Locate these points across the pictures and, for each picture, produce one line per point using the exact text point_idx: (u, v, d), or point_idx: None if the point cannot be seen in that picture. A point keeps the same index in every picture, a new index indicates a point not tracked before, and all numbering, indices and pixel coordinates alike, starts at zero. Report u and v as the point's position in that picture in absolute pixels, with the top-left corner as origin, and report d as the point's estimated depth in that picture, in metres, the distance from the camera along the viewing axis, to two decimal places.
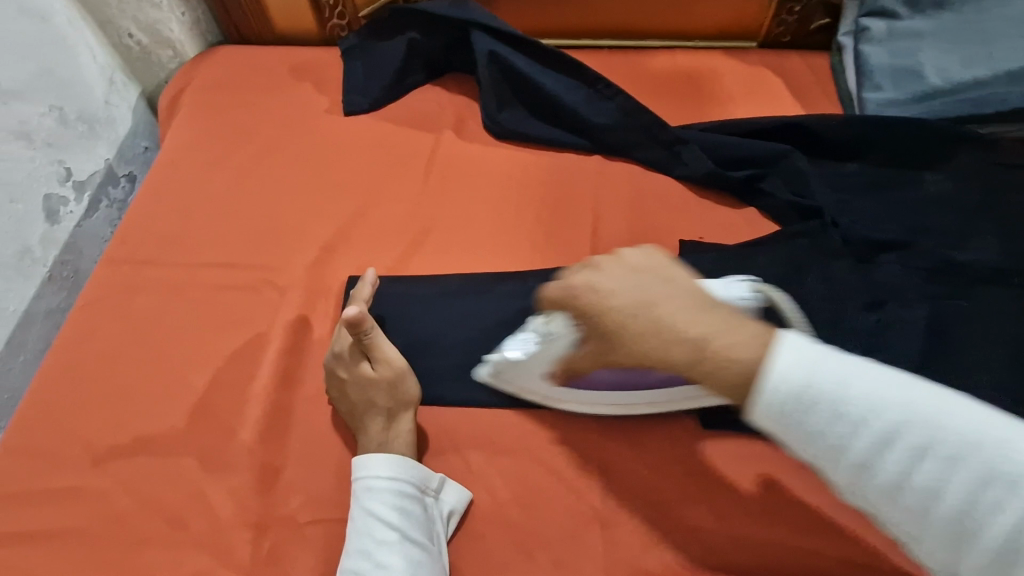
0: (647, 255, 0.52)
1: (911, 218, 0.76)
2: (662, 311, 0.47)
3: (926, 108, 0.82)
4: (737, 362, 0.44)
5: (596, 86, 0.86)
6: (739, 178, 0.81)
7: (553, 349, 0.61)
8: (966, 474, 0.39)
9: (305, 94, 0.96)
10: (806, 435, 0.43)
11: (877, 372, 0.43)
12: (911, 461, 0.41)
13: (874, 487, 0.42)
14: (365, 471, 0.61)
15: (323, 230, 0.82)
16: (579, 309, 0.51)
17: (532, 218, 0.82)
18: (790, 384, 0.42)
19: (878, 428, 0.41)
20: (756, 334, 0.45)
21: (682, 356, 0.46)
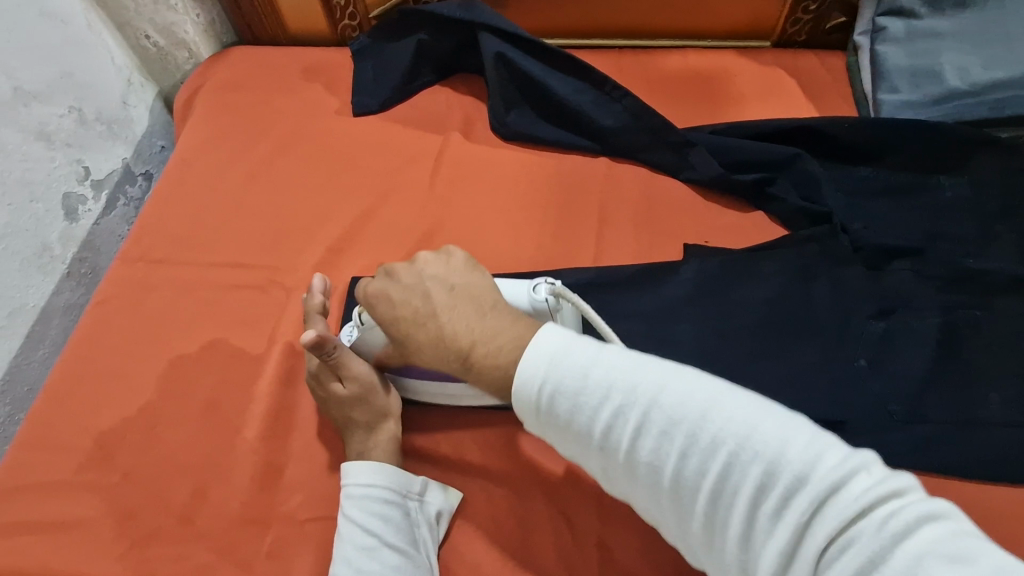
0: (446, 260, 0.59)
1: (927, 224, 0.74)
2: (435, 320, 0.55)
3: (943, 110, 0.80)
4: (494, 365, 0.51)
5: (605, 88, 0.85)
6: (748, 182, 0.79)
7: (370, 341, 0.66)
8: (690, 447, 0.42)
9: (315, 95, 0.97)
10: (565, 424, 0.47)
11: (628, 363, 0.46)
12: (659, 444, 0.43)
13: (633, 471, 0.45)
14: (349, 480, 0.61)
15: (330, 231, 0.83)
16: (380, 318, 0.58)
17: (537, 221, 0.82)
18: (534, 374, 0.47)
19: (631, 414, 0.44)
20: (516, 339, 0.51)
21: (452, 360, 0.54)
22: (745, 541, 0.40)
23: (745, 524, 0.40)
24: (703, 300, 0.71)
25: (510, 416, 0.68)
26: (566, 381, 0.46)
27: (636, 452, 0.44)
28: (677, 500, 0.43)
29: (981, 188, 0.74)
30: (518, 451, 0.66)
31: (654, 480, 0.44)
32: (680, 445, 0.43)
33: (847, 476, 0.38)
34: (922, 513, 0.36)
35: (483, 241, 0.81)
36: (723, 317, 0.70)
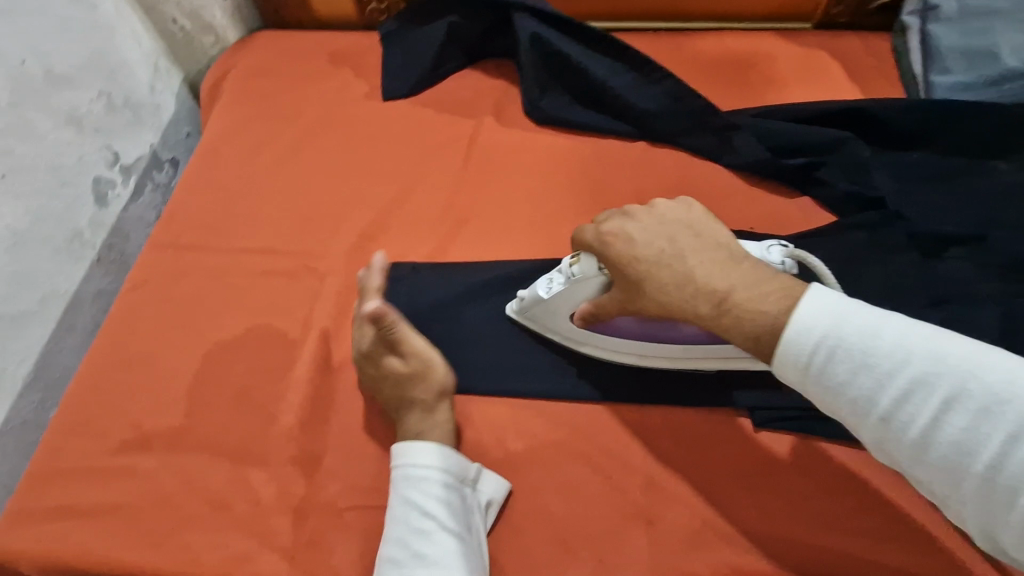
0: (687, 210, 0.57)
1: (983, 211, 0.71)
2: (688, 262, 0.53)
3: (999, 92, 0.77)
4: (757, 313, 0.49)
5: (644, 70, 0.82)
6: (794, 167, 0.77)
7: (582, 292, 0.62)
8: (997, 430, 0.39)
9: (344, 80, 0.95)
10: (842, 390, 0.44)
11: (912, 332, 0.43)
12: (950, 422, 0.40)
13: (913, 448, 0.42)
14: (405, 460, 0.60)
15: (362, 217, 0.82)
16: (611, 259, 0.57)
17: (574, 206, 0.80)
18: (808, 334, 0.45)
19: (922, 386, 0.41)
20: (782, 287, 0.49)
21: (705, 302, 0.51)
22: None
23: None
24: None
25: (554, 404, 0.67)
26: (853, 343, 0.44)
27: (938, 429, 0.41)
28: (993, 489, 0.39)
29: None
30: (563, 441, 0.65)
31: (958, 463, 0.40)
32: (1002, 430, 0.39)
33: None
34: None
35: (519, 228, 0.80)
36: None
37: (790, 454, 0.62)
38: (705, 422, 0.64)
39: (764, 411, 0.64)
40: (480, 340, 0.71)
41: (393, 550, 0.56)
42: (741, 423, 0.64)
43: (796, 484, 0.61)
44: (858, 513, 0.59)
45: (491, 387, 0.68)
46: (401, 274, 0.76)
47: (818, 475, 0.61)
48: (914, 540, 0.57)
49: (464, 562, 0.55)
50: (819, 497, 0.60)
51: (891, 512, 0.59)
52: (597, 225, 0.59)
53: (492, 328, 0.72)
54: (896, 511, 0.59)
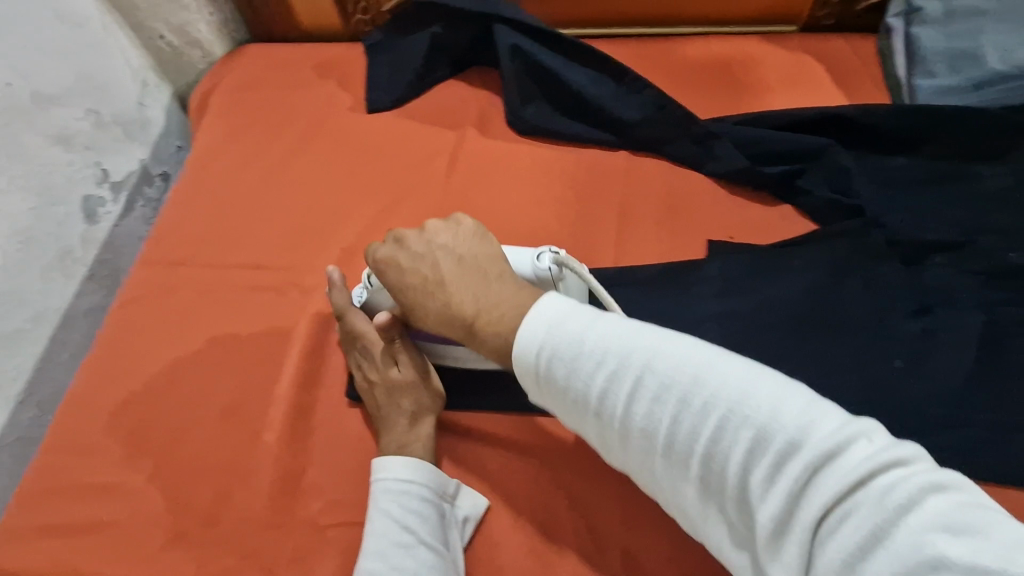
0: (455, 228, 0.61)
1: (967, 217, 0.70)
2: (439, 286, 0.58)
3: (983, 96, 0.76)
4: (496, 333, 0.53)
5: (625, 79, 0.82)
6: (774, 175, 0.76)
7: (382, 300, 0.69)
8: (679, 411, 0.43)
9: (329, 92, 0.95)
10: (564, 391, 0.47)
11: (612, 326, 0.47)
12: (649, 408, 0.44)
13: (626, 436, 0.45)
14: (385, 473, 0.61)
15: (347, 231, 0.82)
16: (387, 282, 0.62)
17: (556, 217, 0.80)
18: (531, 341, 0.48)
19: (624, 377, 0.45)
20: (516, 306, 0.54)
21: (459, 328, 0.57)
22: (741, 503, 0.41)
23: (741, 486, 0.40)
24: (730, 300, 0.68)
25: (532, 419, 0.66)
26: (562, 346, 0.47)
27: (631, 418, 0.45)
28: (673, 467, 0.44)
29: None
30: (539, 458, 0.64)
31: (649, 446, 0.44)
32: (685, 411, 0.43)
33: (851, 441, 0.37)
34: (923, 483, 0.35)
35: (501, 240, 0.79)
36: (750, 314, 0.67)
37: None
38: None
39: None
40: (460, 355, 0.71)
41: (367, 563, 0.57)
42: None
43: None
44: None
45: (470, 402, 0.68)
46: None
47: None
48: None
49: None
50: None
51: None
52: (376, 248, 0.64)
53: None
54: None
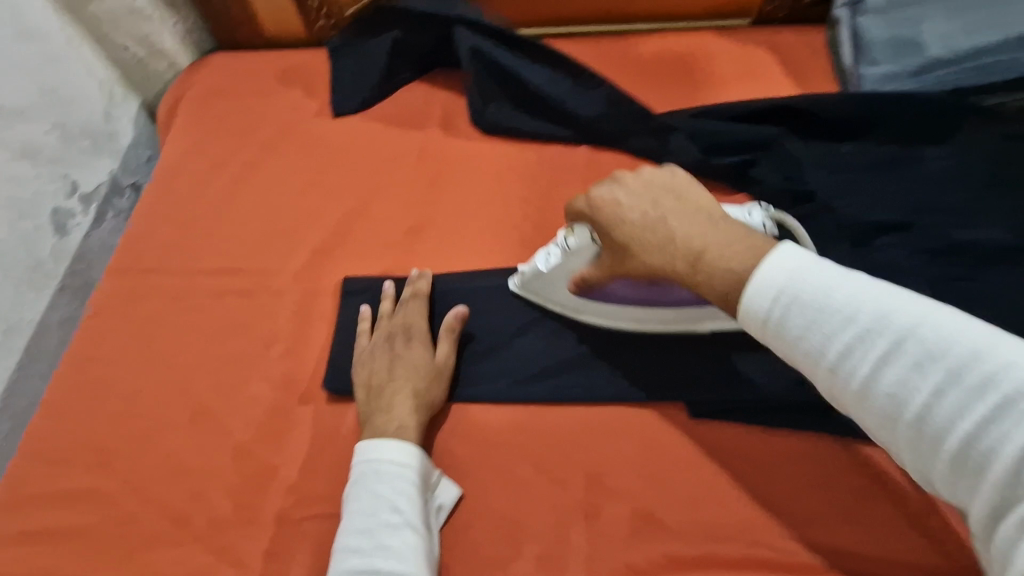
0: (671, 174, 0.59)
1: (913, 199, 0.73)
2: (662, 222, 0.56)
3: (925, 82, 0.79)
4: (727, 272, 0.50)
5: (581, 78, 0.84)
6: (728, 165, 0.78)
7: (575, 262, 0.66)
8: (932, 377, 0.40)
9: (296, 99, 0.97)
10: (796, 345, 0.46)
11: (875, 287, 0.44)
12: (894, 371, 0.42)
13: (863, 399, 0.43)
14: (375, 454, 0.62)
15: (316, 237, 0.81)
16: (599, 221, 0.61)
17: (521, 213, 0.82)
18: (765, 292, 0.47)
19: (875, 336, 0.43)
20: (755, 245, 0.51)
21: (682, 262, 0.54)
22: (1003, 492, 0.37)
23: (1008, 468, 0.37)
24: None
25: (501, 408, 0.69)
26: (806, 300, 0.45)
27: (876, 380, 0.42)
28: (919, 436, 0.41)
29: (965, 158, 0.74)
30: (510, 445, 0.66)
31: (895, 412, 0.42)
32: (943, 377, 0.40)
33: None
34: None
35: (469, 237, 0.81)
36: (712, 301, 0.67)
37: (727, 442, 0.64)
38: (648, 420, 0.66)
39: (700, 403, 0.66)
40: None
41: (350, 539, 0.58)
42: (679, 415, 0.66)
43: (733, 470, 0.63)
44: (792, 492, 0.61)
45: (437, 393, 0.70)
46: (355, 288, 0.76)
47: (755, 464, 0.63)
48: (847, 520, 0.60)
49: (418, 554, 0.57)
50: (756, 483, 0.62)
51: (823, 495, 0.61)
52: (588, 193, 0.62)
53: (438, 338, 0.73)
54: (827, 492, 0.61)
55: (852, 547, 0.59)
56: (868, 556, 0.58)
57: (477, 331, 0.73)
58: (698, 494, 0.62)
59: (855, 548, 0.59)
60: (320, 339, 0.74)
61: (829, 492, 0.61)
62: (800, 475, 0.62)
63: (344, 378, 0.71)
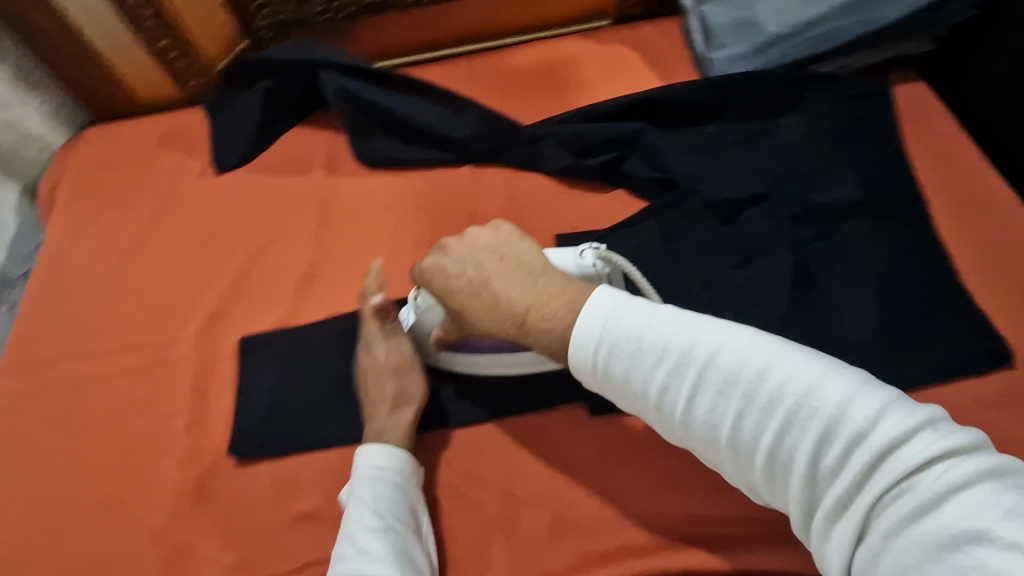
0: (495, 233, 0.63)
1: (773, 168, 0.78)
2: (487, 287, 0.60)
3: (768, 58, 0.83)
4: (551, 328, 0.56)
5: (449, 101, 0.85)
6: (598, 164, 0.81)
7: (432, 319, 0.68)
8: (735, 401, 0.48)
9: (177, 162, 0.95)
10: (626, 388, 0.52)
11: (678, 322, 0.51)
12: (706, 401, 0.49)
13: (687, 428, 0.51)
14: (360, 460, 0.64)
15: (210, 297, 0.81)
16: (434, 290, 0.63)
17: (413, 242, 0.83)
18: (592, 345, 0.53)
19: (685, 371, 0.50)
20: (570, 299, 0.56)
21: (510, 325, 0.59)
22: (807, 488, 0.46)
23: (807, 474, 0.45)
24: None
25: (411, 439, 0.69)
26: (623, 347, 0.52)
27: (695, 410, 0.50)
28: (736, 453, 0.49)
29: (811, 126, 0.80)
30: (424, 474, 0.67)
31: (713, 435, 0.49)
32: (742, 401, 0.48)
33: (906, 434, 0.43)
34: (969, 469, 0.41)
35: (364, 275, 0.81)
36: None
37: (630, 432, 0.67)
38: (553, 425, 0.68)
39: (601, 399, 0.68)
40: (332, 394, 0.73)
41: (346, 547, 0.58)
42: (583, 414, 0.68)
43: (638, 458, 0.65)
44: (692, 466, 0.64)
45: (349, 434, 0.70)
46: (253, 345, 0.76)
47: (657, 448, 0.66)
48: None
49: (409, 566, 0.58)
50: (661, 466, 0.65)
51: None
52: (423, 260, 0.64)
53: (344, 381, 0.73)
54: None
55: (753, 512, 0.62)
56: (767, 515, 0.61)
57: None
58: (605, 488, 0.65)
59: (754, 511, 0.62)
60: (225, 404, 0.74)
61: None
62: (699, 452, 0.65)
63: (251, 439, 0.70)
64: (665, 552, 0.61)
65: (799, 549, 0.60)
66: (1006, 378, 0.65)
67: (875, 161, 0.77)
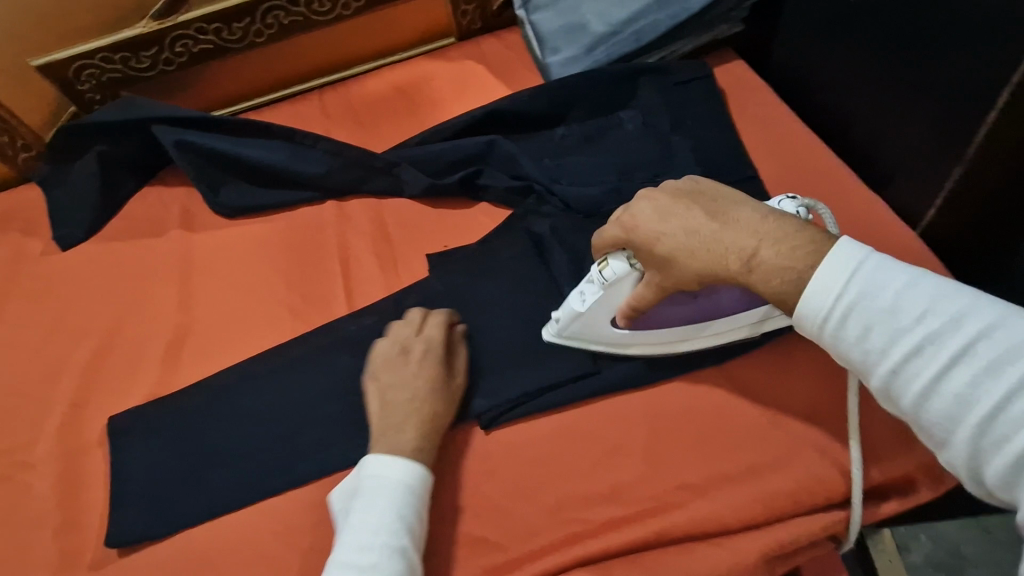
0: (695, 184, 0.60)
1: (621, 159, 0.83)
2: (706, 224, 0.57)
3: (599, 55, 0.88)
4: (780, 268, 0.53)
5: (296, 139, 0.84)
6: (455, 182, 0.82)
7: (621, 293, 0.62)
8: (996, 379, 0.43)
9: (12, 245, 0.87)
10: (858, 348, 0.50)
11: (950, 298, 0.47)
12: (954, 376, 0.45)
13: (920, 397, 0.47)
14: (382, 469, 0.59)
15: (69, 384, 0.75)
16: (634, 244, 0.59)
17: (284, 285, 0.80)
18: (824, 307, 0.50)
19: (937, 341, 0.46)
20: (806, 240, 0.53)
21: (735, 261, 0.55)
22: None
23: None
24: (452, 306, 0.74)
25: (304, 490, 0.66)
26: (868, 306, 0.49)
27: (942, 382, 0.46)
28: (983, 434, 0.44)
29: (648, 114, 0.85)
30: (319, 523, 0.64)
31: (957, 410, 0.45)
32: (1004, 381, 0.43)
33: None
34: None
35: (237, 329, 0.77)
36: (475, 312, 0.74)
37: (525, 435, 0.67)
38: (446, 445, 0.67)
39: (489, 412, 0.67)
40: (215, 461, 0.68)
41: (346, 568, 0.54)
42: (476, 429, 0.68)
43: (537, 459, 0.66)
44: (588, 455, 0.65)
45: (236, 500, 0.66)
46: (123, 426, 0.71)
47: (553, 445, 0.66)
48: (640, 461, 0.64)
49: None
50: (561, 460, 0.65)
51: (617, 451, 0.65)
52: (614, 218, 0.61)
53: (226, 444, 0.69)
54: (620, 446, 0.65)
55: (650, 488, 0.63)
56: (661, 487, 0.63)
57: (265, 424, 0.70)
58: (510, 496, 0.64)
59: (652, 488, 0.63)
60: (98, 496, 0.68)
61: (619, 446, 0.65)
62: (591, 440, 0.66)
63: (130, 526, 0.65)
64: (573, 546, 0.61)
65: (693, 511, 0.61)
66: None
67: (709, 137, 0.83)
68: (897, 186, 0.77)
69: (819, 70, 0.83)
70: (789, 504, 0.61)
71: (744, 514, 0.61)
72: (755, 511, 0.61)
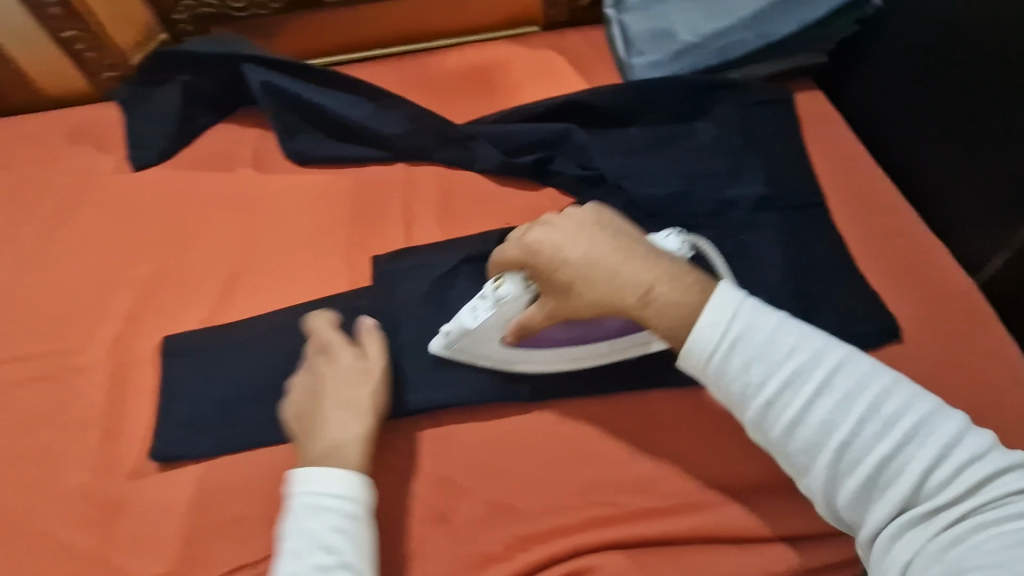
0: (596, 216, 0.60)
1: (691, 167, 0.84)
2: (610, 256, 0.58)
3: (683, 64, 0.90)
4: (674, 303, 0.56)
5: (378, 99, 0.86)
6: (527, 162, 0.84)
7: (511, 311, 0.62)
8: (852, 412, 0.50)
9: (88, 157, 0.89)
10: (738, 382, 0.53)
11: (812, 334, 0.53)
12: (821, 409, 0.51)
13: (786, 428, 0.51)
14: (307, 488, 0.58)
15: (127, 300, 0.77)
16: (537, 264, 0.59)
17: (346, 236, 0.81)
18: (711, 339, 0.53)
19: (808, 373, 0.51)
20: (695, 280, 0.57)
21: (632, 296, 0.57)
22: (905, 497, 0.48)
23: (913, 483, 0.48)
24: None
25: None
26: (750, 340, 0.53)
27: (810, 414, 0.51)
28: (841, 459, 0.50)
29: (722, 128, 0.86)
30: None
31: (820, 440, 0.50)
32: (857, 412, 0.50)
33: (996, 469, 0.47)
34: None
35: (295, 272, 0.79)
36: None
37: (568, 416, 0.68)
38: (488, 414, 0.68)
39: (539, 387, 0.69)
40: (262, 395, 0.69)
41: None
42: (521, 401, 0.69)
43: (577, 441, 0.67)
44: (628, 445, 0.66)
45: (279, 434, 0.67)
46: (176, 348, 0.73)
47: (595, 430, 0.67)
48: (678, 458, 0.66)
49: None
50: (600, 444, 0.66)
51: (656, 445, 0.66)
52: (520, 237, 0.60)
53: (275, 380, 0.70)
54: (659, 441, 0.67)
55: (685, 485, 0.64)
56: (695, 486, 0.64)
57: None
58: (547, 472, 0.65)
59: (686, 486, 0.64)
60: (142, 411, 0.70)
61: (659, 440, 0.67)
62: (631, 431, 0.67)
63: (174, 443, 0.67)
64: (603, 529, 0.62)
65: (725, 513, 0.62)
66: (898, 352, 0.71)
67: (781, 160, 0.84)
68: (960, 234, 0.79)
69: (897, 112, 0.84)
70: (819, 523, 0.62)
71: (773, 524, 0.62)
72: (786, 524, 0.62)
